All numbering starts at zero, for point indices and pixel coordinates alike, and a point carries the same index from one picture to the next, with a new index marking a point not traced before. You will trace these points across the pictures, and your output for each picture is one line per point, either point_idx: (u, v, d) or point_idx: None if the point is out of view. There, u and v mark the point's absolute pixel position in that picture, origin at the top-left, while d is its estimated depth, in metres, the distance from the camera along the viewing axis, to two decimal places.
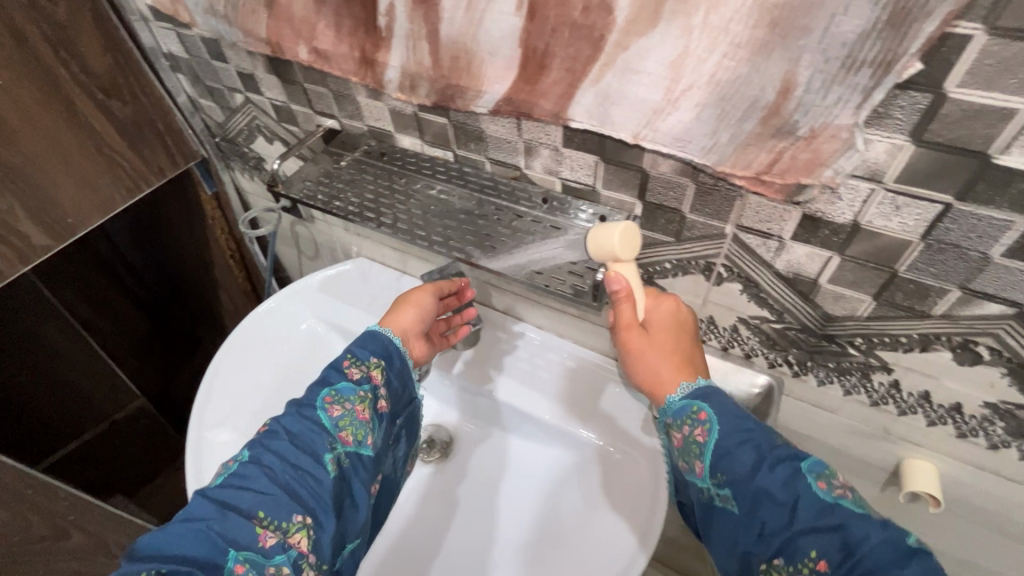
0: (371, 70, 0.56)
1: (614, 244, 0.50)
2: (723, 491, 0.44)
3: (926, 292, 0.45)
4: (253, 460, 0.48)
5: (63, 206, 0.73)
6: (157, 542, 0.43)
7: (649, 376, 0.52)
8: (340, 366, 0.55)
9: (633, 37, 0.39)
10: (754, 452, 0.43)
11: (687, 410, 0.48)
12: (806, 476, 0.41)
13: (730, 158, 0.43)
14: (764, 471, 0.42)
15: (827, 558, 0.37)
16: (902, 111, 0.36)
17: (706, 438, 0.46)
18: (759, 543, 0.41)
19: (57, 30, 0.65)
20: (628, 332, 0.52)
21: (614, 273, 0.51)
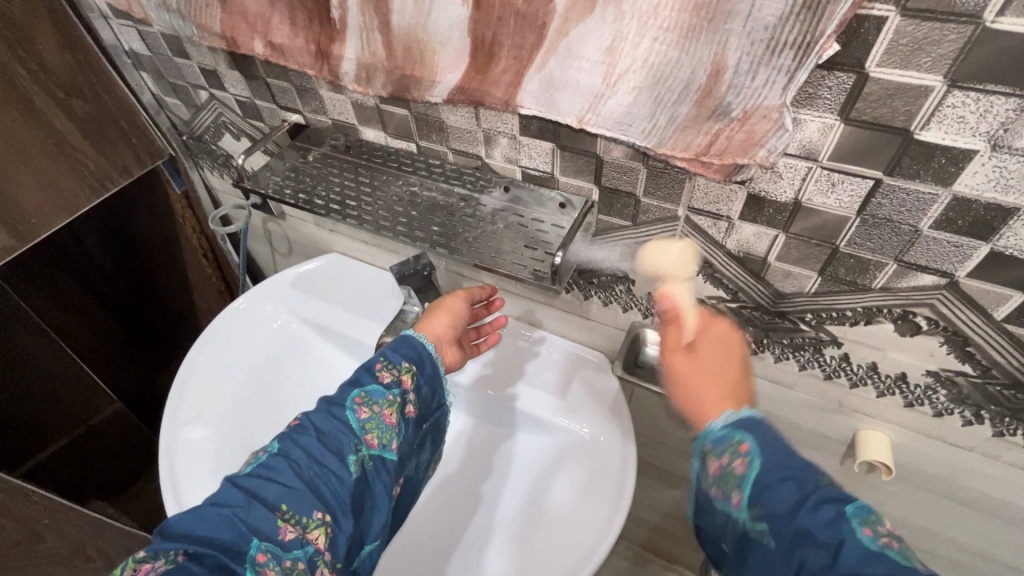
0: (328, 62, 0.57)
1: (666, 257, 0.51)
2: (758, 525, 0.39)
3: (866, 265, 0.48)
4: (281, 453, 0.48)
5: (24, 207, 0.73)
6: (186, 522, 0.43)
7: (692, 402, 0.46)
8: (371, 368, 0.55)
9: (572, 23, 0.41)
10: (796, 489, 0.38)
11: (729, 439, 0.42)
12: (852, 520, 0.35)
13: (670, 141, 0.44)
14: (807, 510, 0.36)
15: None
16: (830, 91, 0.38)
17: (746, 470, 0.40)
18: None
19: (12, 28, 0.64)
20: (670, 355, 0.49)
21: (665, 293, 0.51)
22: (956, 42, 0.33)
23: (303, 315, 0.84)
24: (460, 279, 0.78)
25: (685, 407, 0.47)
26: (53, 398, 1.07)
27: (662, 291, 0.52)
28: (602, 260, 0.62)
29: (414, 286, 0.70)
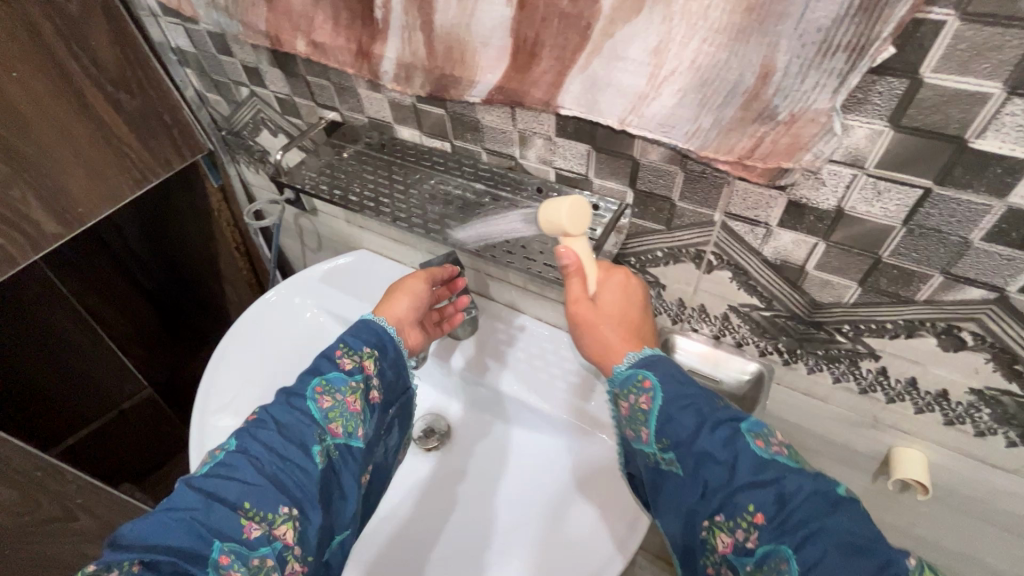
0: (368, 61, 0.58)
1: (561, 218, 0.50)
2: (668, 455, 0.46)
3: (910, 277, 0.46)
4: (240, 450, 0.48)
5: (73, 195, 0.76)
6: (141, 530, 0.43)
7: (599, 346, 0.53)
8: (331, 356, 0.56)
9: (618, 24, 0.41)
10: (695, 416, 0.45)
11: (634, 378, 0.49)
12: (745, 435, 0.43)
13: (713, 144, 0.44)
14: (705, 433, 0.43)
15: (763, 511, 0.39)
16: (880, 97, 0.37)
17: (650, 406, 0.47)
18: (702, 501, 0.42)
19: (69, 24, 0.67)
20: (576, 306, 0.53)
21: (565, 248, 0.51)
22: (1020, 48, 0.32)
23: (326, 308, 0.85)
24: (486, 280, 0.78)
25: (595, 354, 0.53)
26: (90, 381, 1.12)
27: (563, 244, 0.52)
28: (633, 264, 0.62)
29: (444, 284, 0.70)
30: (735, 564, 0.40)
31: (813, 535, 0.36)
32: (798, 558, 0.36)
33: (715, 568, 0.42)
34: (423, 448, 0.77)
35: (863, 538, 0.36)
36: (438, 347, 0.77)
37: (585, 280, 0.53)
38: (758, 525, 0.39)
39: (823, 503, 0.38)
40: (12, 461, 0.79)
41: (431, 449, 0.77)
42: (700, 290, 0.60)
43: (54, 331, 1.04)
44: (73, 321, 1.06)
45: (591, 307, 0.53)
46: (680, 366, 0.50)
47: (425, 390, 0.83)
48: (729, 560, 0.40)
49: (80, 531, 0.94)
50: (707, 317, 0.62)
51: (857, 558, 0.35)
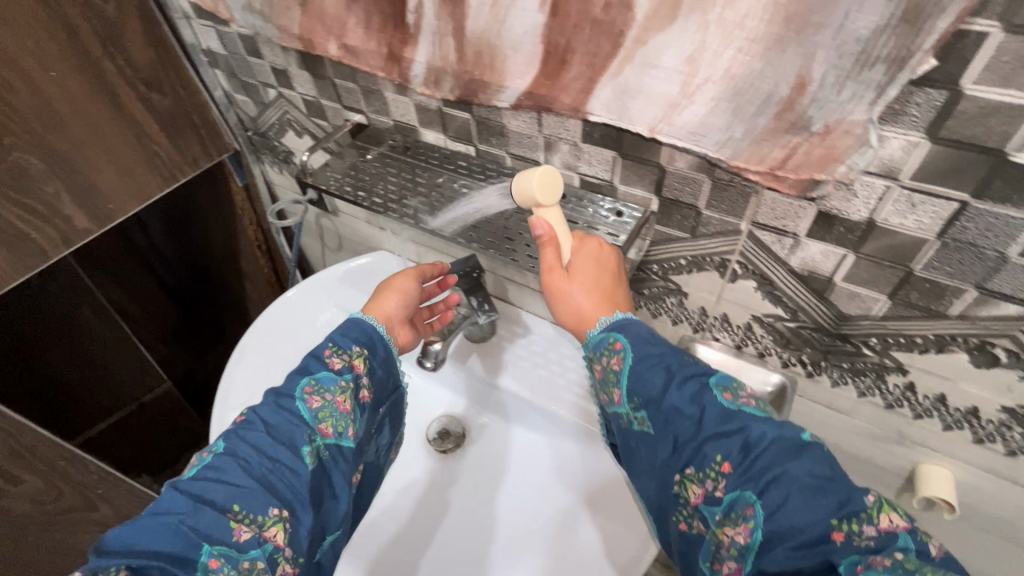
0: (398, 65, 0.58)
1: (532, 188, 0.53)
2: (639, 415, 0.46)
3: (942, 291, 0.45)
4: (228, 452, 0.47)
5: (103, 191, 0.77)
6: (126, 536, 0.41)
7: (572, 314, 0.53)
8: (320, 354, 0.54)
9: (651, 32, 0.41)
10: (664, 372, 0.45)
11: (605, 342, 0.49)
12: (712, 389, 0.44)
13: (745, 153, 0.43)
14: (674, 389, 0.44)
15: (730, 460, 0.40)
16: (918, 108, 0.37)
17: (621, 367, 0.48)
18: (673, 456, 0.43)
19: (105, 25, 0.69)
20: (549, 274, 0.53)
21: (536, 218, 0.53)
22: None
23: (345, 308, 0.86)
24: (505, 283, 0.78)
25: (569, 320, 0.53)
26: (110, 374, 1.14)
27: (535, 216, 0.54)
28: (656, 272, 0.62)
29: (462, 286, 0.70)
30: (705, 513, 0.41)
31: (778, 479, 0.37)
32: (763, 503, 0.37)
33: (686, 520, 0.43)
34: (438, 450, 0.77)
35: (824, 478, 0.37)
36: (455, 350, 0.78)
37: (559, 248, 0.53)
38: (726, 473, 0.40)
39: (788, 449, 0.39)
40: (37, 450, 0.80)
41: (445, 450, 0.77)
42: (723, 299, 0.59)
43: (78, 324, 1.06)
44: (95, 314, 1.08)
45: (565, 276, 0.53)
46: (651, 329, 0.50)
47: (438, 391, 0.81)
48: (700, 511, 0.41)
49: (99, 521, 0.96)
50: (730, 326, 0.62)
51: (819, 499, 0.36)
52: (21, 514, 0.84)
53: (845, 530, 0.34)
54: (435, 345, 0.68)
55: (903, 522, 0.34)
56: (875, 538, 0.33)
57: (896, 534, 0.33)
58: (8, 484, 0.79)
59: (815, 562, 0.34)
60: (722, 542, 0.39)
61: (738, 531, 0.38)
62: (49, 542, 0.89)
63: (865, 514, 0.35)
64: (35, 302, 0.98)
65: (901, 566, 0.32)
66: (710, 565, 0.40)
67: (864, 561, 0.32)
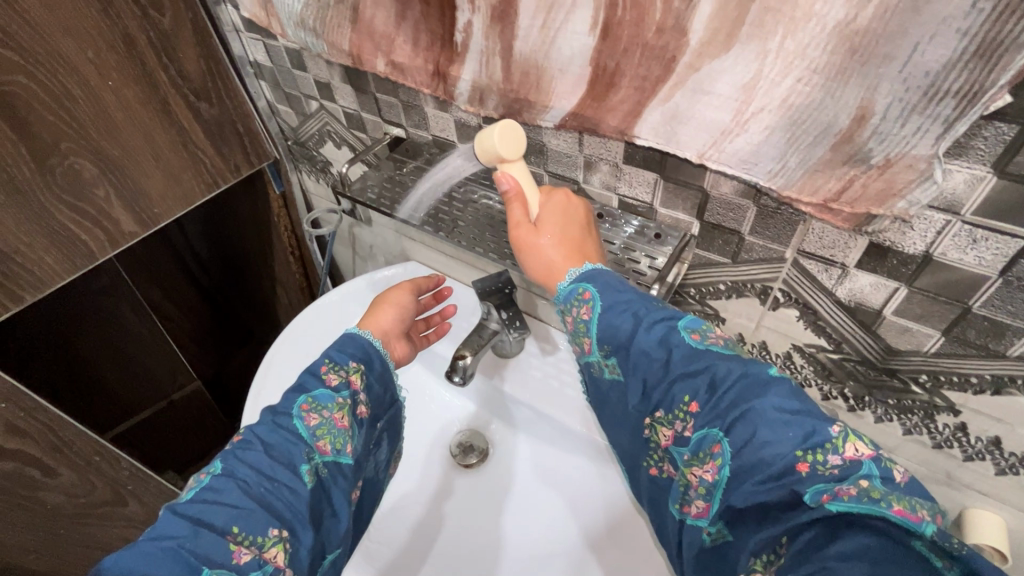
0: (444, 82, 0.59)
1: (495, 142, 0.51)
2: (610, 361, 0.47)
3: (1003, 330, 0.43)
4: (226, 473, 0.47)
5: (150, 196, 0.80)
6: (125, 563, 0.41)
7: (542, 269, 0.52)
8: (317, 371, 0.55)
9: (706, 59, 0.40)
10: (632, 317, 0.45)
11: (575, 292, 0.49)
12: (681, 331, 0.44)
13: (798, 183, 0.43)
14: (642, 332, 0.45)
15: (697, 399, 0.41)
16: (985, 142, 0.35)
17: (589, 316, 0.47)
18: (644, 401, 0.45)
19: (161, 37, 0.71)
20: (517, 230, 0.52)
21: (503, 173, 0.52)
22: None
23: None
24: (534, 299, 0.77)
25: (540, 274, 0.52)
26: (143, 371, 1.17)
27: (499, 172, 0.53)
28: (692, 295, 0.61)
29: (495, 302, 0.69)
30: (675, 455, 0.43)
31: (743, 415, 0.38)
32: (729, 439, 0.39)
33: (658, 464, 0.46)
34: (461, 464, 0.75)
35: (790, 411, 0.37)
36: (484, 364, 0.77)
37: (526, 204, 0.53)
38: (693, 413, 0.41)
39: (755, 385, 0.39)
40: (75, 445, 0.83)
41: (467, 465, 0.75)
42: (763, 326, 0.58)
43: (117, 323, 1.09)
44: (134, 313, 1.11)
45: (533, 230, 0.52)
46: (620, 277, 0.49)
47: (461, 404, 0.80)
48: (671, 453, 0.43)
49: (128, 516, 0.98)
50: (769, 354, 0.60)
51: (785, 431, 0.36)
52: (56, 506, 0.86)
53: (809, 461, 0.35)
54: (464, 360, 0.67)
55: (868, 451, 0.34)
56: (840, 467, 0.34)
57: (861, 462, 0.34)
58: (44, 476, 0.82)
59: (781, 493, 0.35)
60: (692, 481, 0.41)
61: (706, 469, 0.40)
62: (79, 535, 0.92)
63: (832, 445, 0.35)
64: (77, 300, 1.01)
65: (866, 495, 0.32)
66: (679, 506, 0.43)
67: (830, 489, 0.33)
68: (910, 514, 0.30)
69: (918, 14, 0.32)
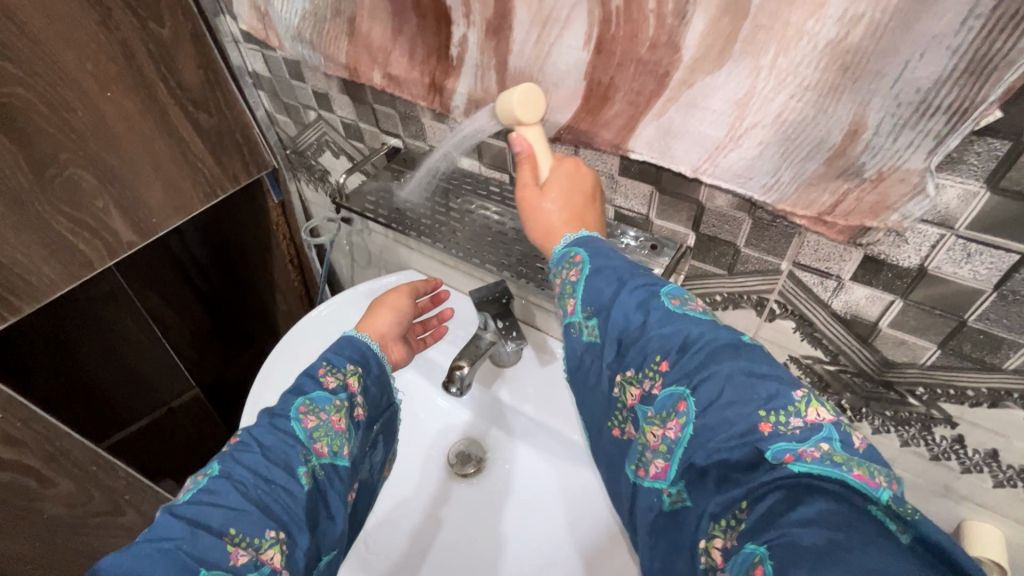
0: (440, 94, 0.59)
1: (512, 103, 0.47)
2: (591, 323, 0.46)
3: (998, 343, 0.43)
4: (224, 474, 0.47)
5: (149, 206, 0.80)
6: (121, 565, 0.40)
7: (541, 230, 0.52)
8: (315, 373, 0.55)
9: (699, 74, 0.40)
10: (615, 281, 0.44)
11: (567, 256, 0.48)
12: (661, 296, 0.43)
13: (792, 197, 0.43)
14: (624, 293, 0.44)
15: (668, 358, 0.40)
16: (978, 157, 0.35)
17: (577, 278, 0.47)
18: (618, 360, 0.44)
19: (160, 48, 0.72)
20: (522, 193, 0.51)
21: (518, 135, 0.50)
22: None
23: None
24: (531, 308, 0.77)
25: (539, 235, 0.52)
26: (143, 378, 1.18)
27: (515, 132, 0.50)
28: None
29: (492, 312, 0.68)
30: (639, 414, 0.42)
31: (710, 374, 0.37)
32: (695, 398, 0.38)
33: (621, 426, 0.45)
34: (459, 473, 0.75)
35: (759, 374, 0.36)
36: (480, 374, 0.77)
37: (536, 166, 0.50)
38: (664, 372, 0.40)
39: (726, 349, 0.38)
40: (73, 455, 0.83)
41: (465, 475, 0.75)
42: (759, 337, 0.58)
43: (116, 330, 1.10)
44: (134, 320, 1.12)
45: (539, 194, 0.50)
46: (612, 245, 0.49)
47: (459, 414, 0.79)
48: (635, 412, 0.43)
49: (125, 526, 0.97)
50: None
51: (750, 392, 0.36)
52: (53, 516, 0.86)
53: (772, 420, 0.34)
54: (461, 370, 0.68)
55: (829, 415, 0.34)
56: (802, 429, 0.33)
57: (822, 426, 0.33)
58: (41, 486, 0.81)
59: (744, 452, 0.35)
60: (651, 441, 0.41)
61: (668, 427, 0.39)
62: (76, 545, 0.91)
63: (794, 408, 0.34)
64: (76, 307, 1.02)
65: (828, 458, 0.31)
66: (636, 469, 0.43)
67: (793, 450, 0.33)
68: (869, 480, 0.30)
69: (908, 32, 0.32)
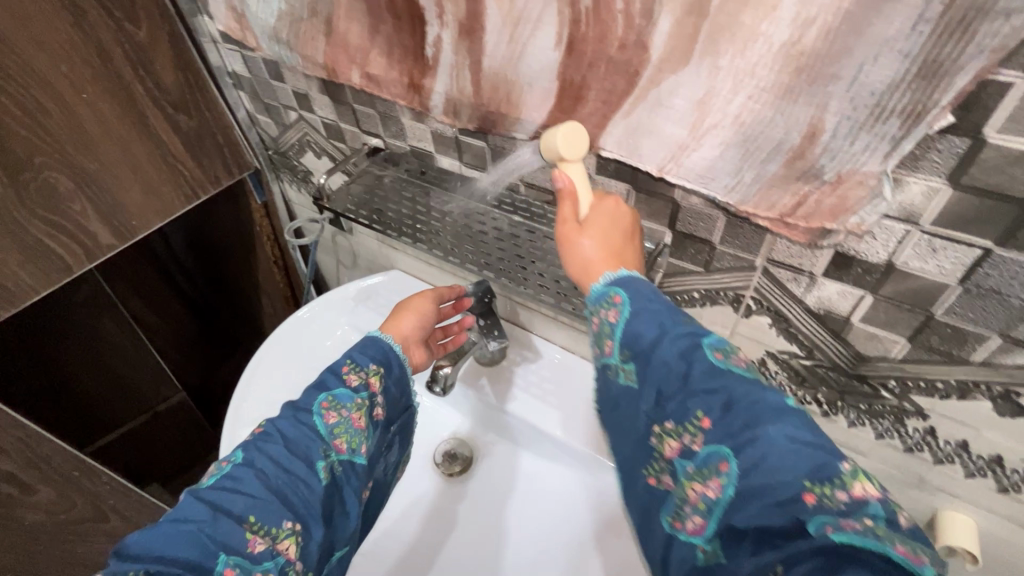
0: (417, 95, 0.59)
1: (557, 141, 0.47)
2: (627, 366, 0.45)
3: (964, 336, 0.44)
4: (246, 463, 0.47)
5: (129, 210, 0.80)
6: (145, 542, 0.41)
7: (579, 268, 0.48)
8: (338, 371, 0.54)
9: (665, 74, 0.41)
10: (657, 326, 0.43)
11: (606, 295, 0.46)
12: (704, 348, 0.41)
13: (754, 199, 0.44)
14: (665, 343, 0.42)
15: (709, 415, 0.39)
16: (938, 155, 0.36)
17: (617, 320, 0.45)
18: (656, 408, 0.42)
19: (137, 50, 0.71)
20: (562, 228, 0.48)
21: (559, 171, 0.48)
22: None
23: (359, 327, 0.85)
24: (517, 308, 0.77)
25: (575, 275, 0.49)
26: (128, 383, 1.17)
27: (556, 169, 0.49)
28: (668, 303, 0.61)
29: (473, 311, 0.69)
30: (677, 467, 0.41)
31: (754, 439, 0.36)
32: (738, 459, 0.37)
33: (657, 475, 0.43)
34: (446, 474, 0.75)
35: (802, 442, 0.35)
36: (465, 372, 0.77)
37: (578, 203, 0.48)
38: (704, 428, 0.39)
39: (772, 410, 0.37)
40: (55, 461, 0.82)
41: (453, 475, 0.75)
42: (737, 333, 0.58)
43: (99, 335, 1.08)
44: (116, 324, 1.10)
45: (578, 229, 0.48)
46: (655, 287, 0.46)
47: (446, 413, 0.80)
48: (673, 465, 0.41)
49: (109, 531, 0.96)
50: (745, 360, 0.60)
51: (792, 459, 0.35)
52: (34, 523, 0.85)
53: (817, 492, 0.33)
54: (445, 370, 0.68)
55: (876, 491, 0.33)
56: (846, 502, 0.33)
57: (869, 502, 0.32)
58: (22, 493, 0.81)
59: (784, 521, 0.33)
60: (690, 496, 0.39)
61: (709, 486, 0.38)
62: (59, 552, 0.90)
63: (840, 480, 0.33)
64: (58, 311, 1.01)
65: (871, 532, 0.31)
66: (672, 520, 0.41)
67: (834, 521, 0.32)
68: (912, 556, 0.30)
69: (862, 35, 0.33)
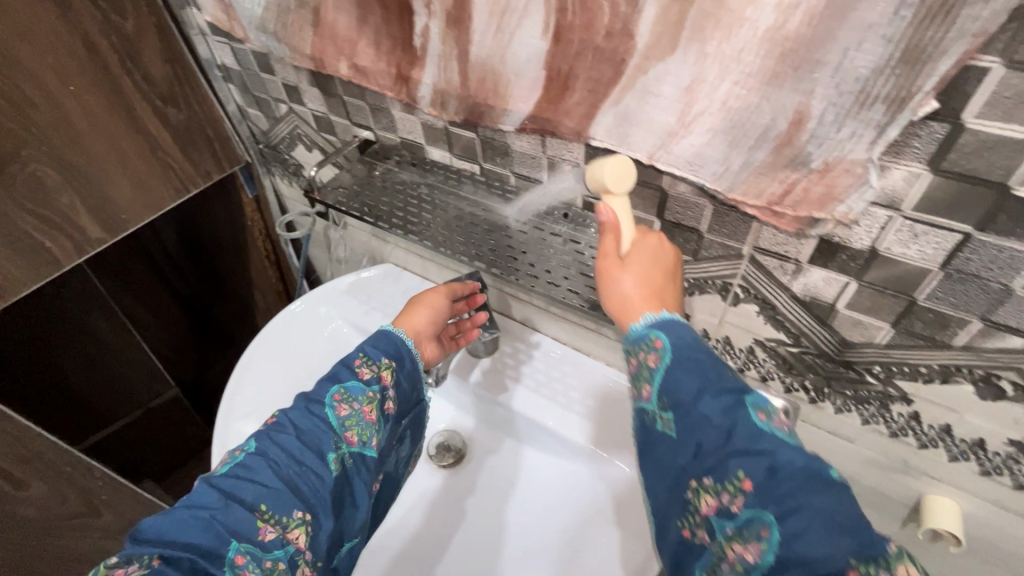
0: (406, 85, 0.60)
1: (604, 173, 0.47)
2: (665, 415, 0.42)
3: (946, 321, 0.45)
4: (260, 452, 0.47)
5: (118, 204, 0.79)
6: (161, 526, 0.43)
7: (616, 303, 0.46)
8: (351, 363, 0.54)
9: (652, 62, 0.41)
10: (698, 381, 0.40)
11: (646, 337, 0.43)
12: (748, 408, 0.39)
13: (741, 187, 0.44)
14: (707, 398, 0.40)
15: (753, 478, 0.36)
16: (920, 141, 0.36)
17: (657, 365, 0.42)
18: (694, 462, 0.40)
19: (124, 41, 0.71)
20: (603, 261, 0.47)
21: (603, 205, 0.48)
22: None
23: (352, 321, 0.85)
24: (509, 299, 0.77)
25: (612, 310, 0.47)
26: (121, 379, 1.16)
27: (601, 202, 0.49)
28: None
29: None
30: (714, 526, 0.38)
31: (800, 509, 0.34)
32: (782, 526, 0.35)
33: (691, 527, 0.40)
34: (438, 465, 0.76)
35: (851, 519, 0.34)
36: (457, 364, 0.77)
37: (620, 237, 0.48)
38: (746, 491, 0.37)
39: (819, 481, 0.35)
40: (46, 456, 0.82)
41: (444, 466, 0.76)
42: (726, 322, 0.59)
43: (90, 331, 1.08)
44: (107, 320, 1.10)
45: (618, 265, 0.46)
46: (696, 335, 0.43)
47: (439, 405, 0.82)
48: (710, 523, 0.38)
49: (102, 527, 0.96)
50: (733, 349, 0.61)
51: (841, 535, 0.33)
52: (27, 519, 0.85)
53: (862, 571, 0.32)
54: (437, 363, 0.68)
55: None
56: None
57: None
58: (14, 488, 0.80)
59: None
60: (727, 557, 0.37)
61: (747, 549, 0.36)
62: (53, 547, 0.90)
63: (885, 561, 0.33)
64: (48, 307, 1.00)
65: None
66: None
67: None
68: None
69: (845, 20, 0.33)
